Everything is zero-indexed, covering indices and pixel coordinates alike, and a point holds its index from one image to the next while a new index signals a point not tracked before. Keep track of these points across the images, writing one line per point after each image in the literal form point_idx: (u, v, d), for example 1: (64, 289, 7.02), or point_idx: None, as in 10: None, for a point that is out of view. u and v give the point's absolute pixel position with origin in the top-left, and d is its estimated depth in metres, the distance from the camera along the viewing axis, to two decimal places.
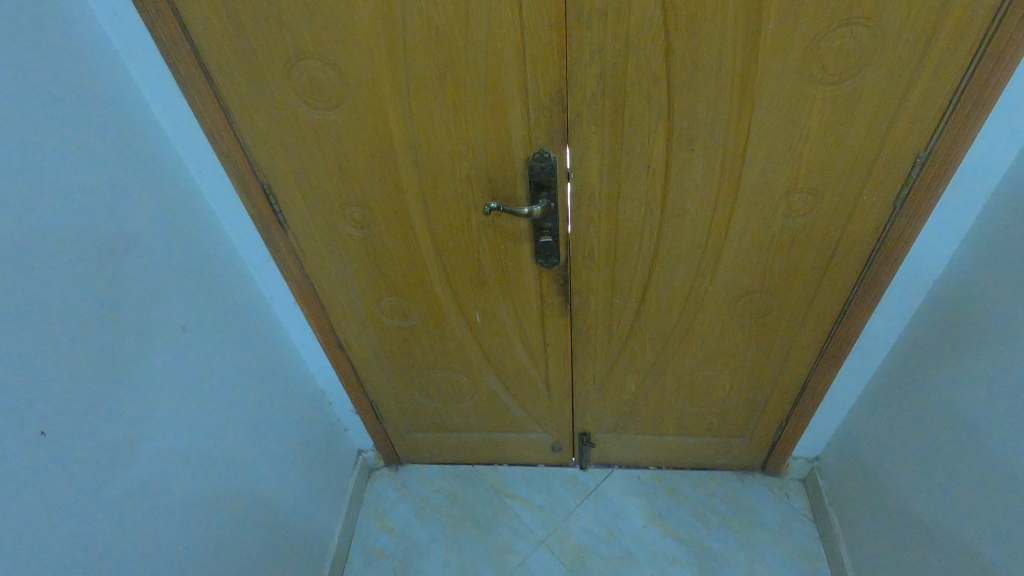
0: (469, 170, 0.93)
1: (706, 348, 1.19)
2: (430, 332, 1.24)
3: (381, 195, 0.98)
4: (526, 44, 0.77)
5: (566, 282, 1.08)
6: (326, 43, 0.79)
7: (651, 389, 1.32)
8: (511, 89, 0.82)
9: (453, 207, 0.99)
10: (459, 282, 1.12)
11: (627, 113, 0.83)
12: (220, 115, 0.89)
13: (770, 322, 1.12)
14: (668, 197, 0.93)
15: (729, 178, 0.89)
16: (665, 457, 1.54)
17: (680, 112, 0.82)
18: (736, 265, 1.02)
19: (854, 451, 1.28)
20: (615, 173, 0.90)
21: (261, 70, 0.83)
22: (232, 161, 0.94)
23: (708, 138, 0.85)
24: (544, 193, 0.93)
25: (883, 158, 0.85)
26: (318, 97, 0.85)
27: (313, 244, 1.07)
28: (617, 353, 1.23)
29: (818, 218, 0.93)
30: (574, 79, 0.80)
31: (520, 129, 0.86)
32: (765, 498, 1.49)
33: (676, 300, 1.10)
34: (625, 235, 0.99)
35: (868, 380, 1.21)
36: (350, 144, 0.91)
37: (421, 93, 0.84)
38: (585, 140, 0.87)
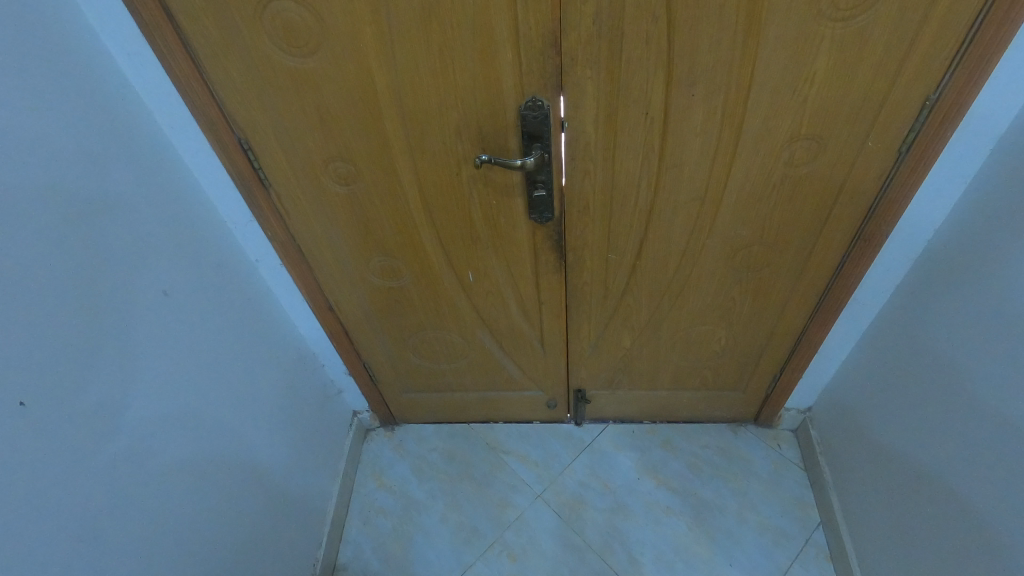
0: (458, 121, 0.88)
1: (702, 303, 1.18)
2: (422, 292, 1.21)
3: (367, 149, 0.93)
4: None
5: (560, 238, 1.06)
6: None
7: (646, 345, 1.31)
8: (501, 30, 0.76)
9: (442, 161, 0.95)
10: (450, 240, 1.08)
11: (624, 56, 0.78)
12: (188, 64, 0.82)
13: (768, 275, 1.10)
14: (666, 147, 0.89)
15: (730, 125, 0.85)
16: (659, 411, 1.55)
17: (681, 54, 0.77)
18: (735, 217, 0.99)
19: (847, 402, 1.29)
20: (611, 122, 0.86)
21: (229, 11, 0.76)
22: (205, 115, 0.88)
23: (709, 82, 0.80)
24: (538, 144, 0.89)
25: (891, 102, 0.81)
26: (294, 43, 0.79)
27: (296, 203, 1.03)
28: (612, 309, 1.22)
29: (821, 167, 0.90)
30: (568, 20, 0.75)
31: (511, 76, 0.81)
32: (757, 448, 1.52)
33: (673, 254, 1.08)
34: (621, 188, 0.96)
35: (862, 331, 1.21)
36: (331, 95, 0.86)
37: (405, 37, 0.78)
38: (581, 87, 0.82)
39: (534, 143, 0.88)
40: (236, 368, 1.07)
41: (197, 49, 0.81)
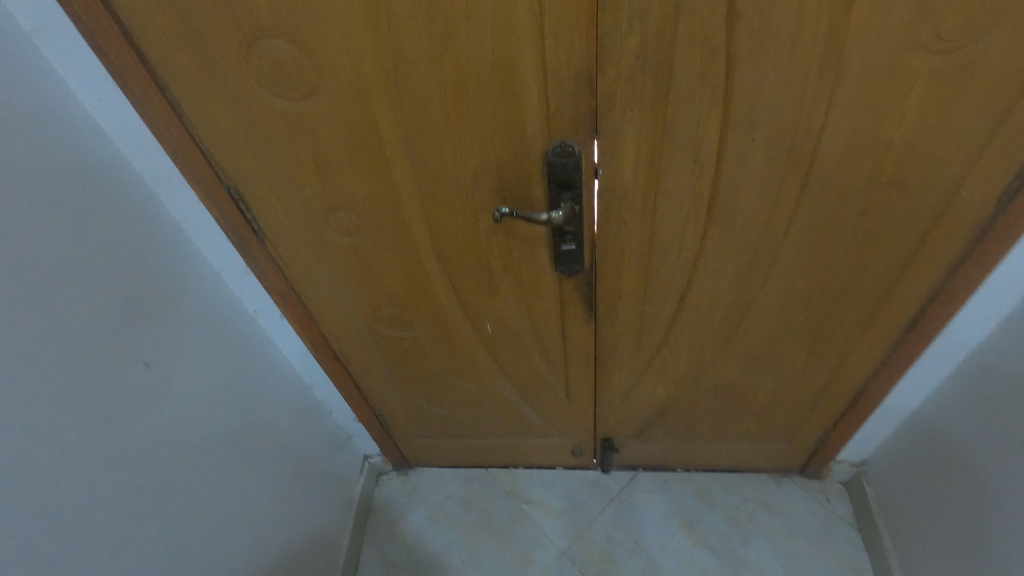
0: (475, 168, 0.76)
1: (749, 356, 1.05)
2: (436, 342, 1.10)
3: (372, 197, 0.82)
4: (545, 10, 0.59)
5: (590, 290, 0.93)
6: (289, 16, 0.62)
7: (684, 396, 1.18)
8: (526, 68, 0.64)
9: (456, 211, 0.83)
10: (467, 291, 0.97)
11: (672, 96, 0.65)
12: (165, 107, 0.72)
13: (828, 328, 0.96)
14: (717, 194, 0.76)
15: (795, 170, 0.72)
16: (695, 460, 1.42)
17: (742, 92, 0.65)
18: (794, 269, 0.86)
19: (914, 463, 1.15)
20: (653, 168, 0.74)
21: (209, 50, 0.66)
22: (188, 163, 0.78)
23: (773, 124, 0.67)
24: (567, 194, 0.77)
25: (997, 145, 0.67)
26: (285, 86, 0.68)
27: (295, 254, 0.92)
28: (647, 360, 1.09)
29: (901, 216, 0.76)
30: (606, 55, 0.62)
31: (537, 118, 0.69)
32: (804, 503, 1.38)
33: (719, 306, 0.95)
34: (662, 238, 0.83)
35: (933, 387, 1.07)
36: (331, 142, 0.75)
37: (413, 77, 0.66)
38: (619, 129, 0.70)
39: (564, 193, 0.76)
40: (235, 433, 0.96)
41: (175, 91, 0.71)
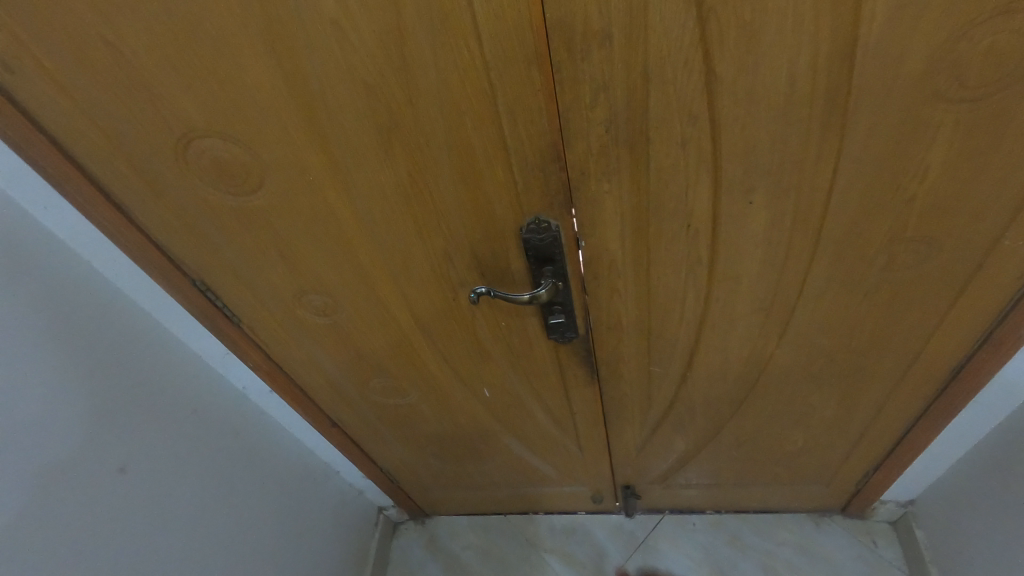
0: (446, 246, 0.70)
1: (772, 409, 0.95)
2: (433, 407, 1.04)
3: (342, 279, 0.76)
4: (496, 88, 0.52)
5: (589, 354, 0.86)
6: (219, 115, 0.57)
7: (706, 447, 1.09)
8: (483, 149, 0.58)
9: (433, 287, 0.77)
10: (457, 360, 0.91)
11: (653, 165, 0.58)
12: (112, 210, 0.68)
13: (858, 381, 0.86)
14: (717, 258, 0.68)
15: (804, 230, 0.63)
16: (725, 502, 1.32)
17: (733, 155, 0.56)
18: (813, 326, 0.77)
19: (968, 511, 1.03)
20: (642, 236, 0.66)
21: (145, 153, 0.61)
22: (147, 260, 0.74)
23: (774, 185, 0.59)
24: (549, 267, 0.69)
25: None
26: (230, 182, 0.63)
27: (274, 335, 0.87)
28: (660, 415, 1.01)
29: (932, 269, 0.66)
30: (571, 129, 0.55)
31: (505, 196, 0.62)
32: (846, 546, 1.27)
33: (733, 364, 0.86)
34: (661, 302, 0.75)
35: (986, 431, 0.95)
36: (289, 232, 0.69)
37: (363, 165, 0.60)
38: (598, 201, 0.62)
39: (546, 267, 0.69)
40: (230, 517, 0.95)
41: (120, 193, 0.67)
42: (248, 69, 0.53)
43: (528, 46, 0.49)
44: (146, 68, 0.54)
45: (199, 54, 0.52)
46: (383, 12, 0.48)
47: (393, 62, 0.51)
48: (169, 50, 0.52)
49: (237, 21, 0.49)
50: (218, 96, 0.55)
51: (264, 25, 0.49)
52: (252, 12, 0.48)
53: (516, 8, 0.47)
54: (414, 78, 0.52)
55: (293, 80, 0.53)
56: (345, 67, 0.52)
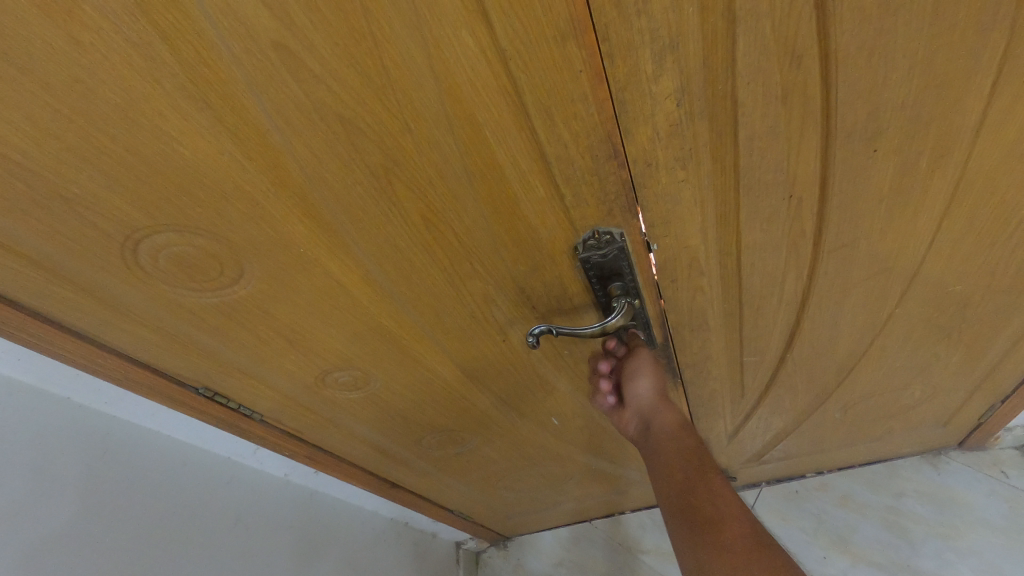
0: (484, 288, 0.56)
1: (887, 368, 0.81)
2: (498, 447, 0.91)
3: (367, 348, 0.62)
4: (521, 83, 0.38)
5: (670, 362, 0.72)
6: (164, 204, 0.42)
7: (808, 421, 0.95)
8: (515, 164, 0.43)
9: (477, 333, 0.62)
10: (517, 398, 0.77)
11: (743, 135, 0.43)
12: (76, 342, 0.54)
13: (992, 320, 0.72)
14: (826, 227, 0.53)
15: (941, 167, 0.48)
16: (827, 463, 1.14)
17: (853, 98, 0.41)
18: (944, 275, 0.62)
19: None
20: (729, 222, 0.51)
21: (88, 271, 0.47)
22: (134, 382, 0.60)
23: (905, 122, 0.44)
24: (617, 283, 0.55)
25: None
26: (203, 277, 0.49)
27: (304, 420, 0.75)
28: (754, 401, 0.87)
29: None
30: (631, 113, 0.40)
31: (552, 215, 0.48)
32: (974, 484, 1.09)
33: (843, 334, 0.71)
34: (754, 290, 0.61)
35: None
36: (292, 315, 0.56)
37: (364, 221, 0.46)
38: (671, 194, 0.47)
39: (613, 286, 0.55)
40: None
41: (76, 321, 0.52)
42: (186, 141, 0.38)
43: (559, 14, 0.34)
44: (49, 171, 0.39)
45: (113, 135, 0.37)
46: (348, 17, 0.33)
47: (376, 83, 0.36)
48: (72, 141, 0.37)
49: (150, 80, 0.34)
50: (156, 182, 0.40)
51: (191, 78, 0.34)
52: (167, 62, 0.34)
53: None
54: (409, 97, 0.37)
55: (248, 140, 0.39)
56: (312, 106, 0.37)
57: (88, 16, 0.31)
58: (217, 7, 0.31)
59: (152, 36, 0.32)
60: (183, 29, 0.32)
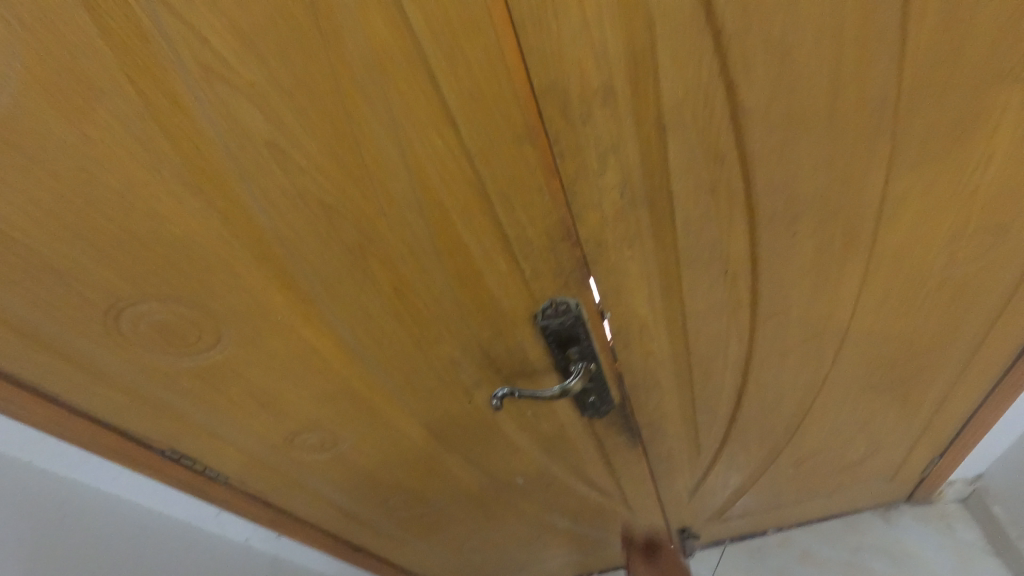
0: (451, 352, 0.59)
1: (831, 424, 0.86)
2: (464, 507, 0.91)
3: (337, 410, 0.64)
4: (484, 175, 0.43)
5: (629, 422, 0.75)
6: (152, 275, 0.45)
7: (763, 476, 0.99)
8: (479, 243, 0.48)
9: (444, 394, 0.65)
10: (483, 457, 0.79)
11: (680, 218, 0.49)
12: (47, 406, 0.55)
13: (918, 380, 0.78)
14: (760, 297, 0.59)
15: (855, 247, 0.55)
16: (786, 518, 1.18)
17: (771, 190, 0.48)
18: (869, 339, 0.69)
19: None
20: (673, 292, 0.57)
21: (69, 337, 0.49)
22: (101, 445, 0.61)
23: (817, 210, 0.51)
24: (574, 348, 0.59)
25: None
26: (182, 341, 0.52)
27: (270, 482, 0.75)
28: (711, 457, 0.91)
29: (995, 259, 0.59)
30: (581, 201, 0.46)
31: (513, 286, 0.52)
32: (925, 538, 1.13)
33: (786, 393, 0.77)
34: (701, 353, 0.66)
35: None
36: (265, 379, 0.58)
37: (339, 292, 0.50)
38: (620, 268, 0.53)
39: (571, 351, 0.59)
40: None
41: (48, 385, 0.53)
42: (178, 221, 0.42)
43: (516, 121, 0.40)
44: (44, 246, 0.42)
45: (109, 216, 0.41)
46: (333, 122, 0.38)
47: (356, 175, 0.41)
48: (70, 221, 0.40)
49: (150, 171, 0.38)
50: (146, 257, 0.44)
51: (189, 168, 0.39)
52: (167, 155, 0.38)
53: (495, 82, 0.37)
54: (384, 186, 0.42)
55: (237, 221, 0.43)
56: (296, 190, 0.41)
57: (102, 119, 0.35)
58: (218, 113, 0.36)
59: (157, 135, 0.37)
60: (186, 129, 0.37)
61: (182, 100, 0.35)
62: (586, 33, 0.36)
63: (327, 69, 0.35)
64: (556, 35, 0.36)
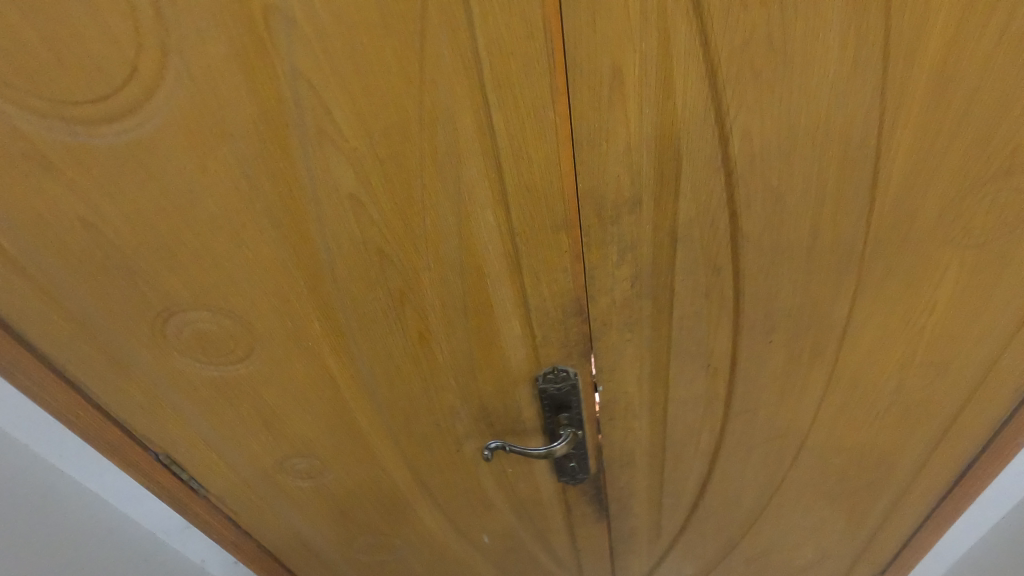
0: (453, 401, 0.64)
1: (784, 526, 0.91)
2: (425, 561, 0.92)
3: (333, 440, 0.68)
4: (521, 251, 0.50)
5: (600, 494, 0.80)
6: (211, 288, 0.51)
7: (715, 571, 1.02)
8: (503, 306, 0.54)
9: (436, 441, 0.69)
10: (456, 510, 0.82)
11: (677, 313, 0.57)
12: (68, 392, 0.58)
13: (866, 495, 0.84)
14: (735, 393, 0.66)
15: (820, 361, 0.63)
16: None
17: (755, 301, 0.56)
18: (825, 447, 0.76)
19: None
20: (660, 377, 0.64)
21: (115, 330, 0.53)
22: (101, 440, 0.63)
23: (792, 325, 0.59)
24: (565, 414, 0.65)
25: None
26: (215, 352, 0.56)
27: (246, 504, 0.76)
28: (669, 543, 0.94)
29: (937, 391, 0.67)
30: (597, 285, 0.54)
31: (523, 349, 0.59)
32: None
33: (747, 488, 0.82)
34: (676, 437, 0.72)
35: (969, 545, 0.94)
36: (277, 399, 0.62)
37: (370, 330, 0.55)
38: (618, 348, 0.60)
39: (562, 416, 0.65)
40: None
41: (77, 373, 0.57)
42: (251, 246, 0.48)
43: (557, 212, 0.48)
44: (129, 247, 0.47)
45: (196, 232, 0.47)
46: (409, 187, 0.45)
47: (415, 232, 0.48)
48: (161, 230, 0.46)
49: (245, 201, 0.45)
50: (213, 271, 0.49)
51: (279, 204, 0.45)
52: (264, 191, 0.45)
53: (548, 179, 0.46)
54: (436, 246, 0.49)
55: (302, 254, 0.49)
56: (360, 238, 0.48)
57: (222, 153, 0.42)
58: (319, 164, 0.43)
59: (262, 174, 0.44)
60: (288, 173, 0.44)
61: (293, 150, 0.43)
62: (626, 154, 0.45)
63: (417, 147, 0.43)
64: (602, 152, 0.45)
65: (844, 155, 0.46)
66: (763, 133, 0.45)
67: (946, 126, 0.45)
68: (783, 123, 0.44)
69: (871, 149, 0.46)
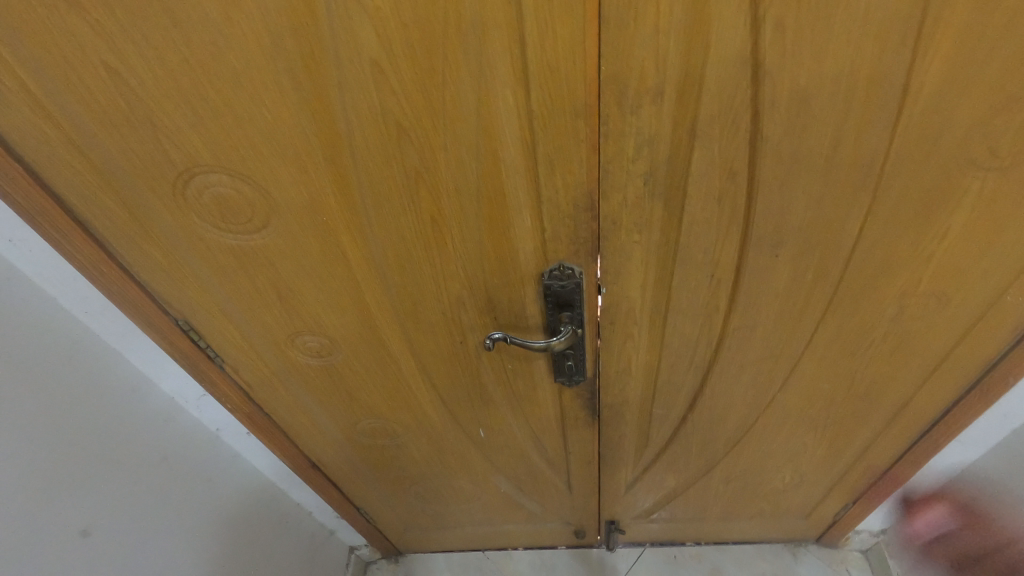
0: (460, 291, 0.66)
1: (765, 447, 0.95)
2: (424, 450, 0.98)
3: (342, 321, 0.71)
4: (538, 136, 0.50)
5: (593, 398, 0.84)
6: (232, 151, 0.52)
7: (694, 485, 1.08)
8: (516, 195, 0.55)
9: (441, 330, 0.72)
10: (456, 401, 0.86)
11: (686, 217, 0.57)
12: (92, 247, 0.60)
13: (849, 423, 0.87)
14: (735, 306, 0.67)
15: (822, 282, 0.64)
16: (705, 535, 1.27)
17: (766, 213, 0.56)
18: (816, 371, 0.78)
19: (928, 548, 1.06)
20: (663, 284, 0.65)
21: (139, 188, 0.55)
22: (125, 299, 0.66)
23: (801, 239, 0.59)
24: (567, 313, 0.66)
25: None
26: (233, 219, 0.58)
27: (259, 376, 0.81)
28: (654, 454, 0.99)
29: (935, 322, 0.68)
30: (610, 180, 0.54)
31: (532, 242, 0.60)
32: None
33: (735, 407, 0.86)
34: (672, 348, 0.74)
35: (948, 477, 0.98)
36: (291, 273, 0.64)
37: (385, 209, 0.57)
38: (625, 250, 0.61)
39: (564, 314, 0.66)
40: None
41: (101, 229, 0.60)
42: (271, 109, 0.48)
43: (578, 97, 0.47)
44: (152, 101, 0.48)
45: (218, 89, 0.47)
46: (430, 58, 0.45)
47: (434, 107, 0.48)
48: (183, 84, 0.47)
49: (266, 58, 0.45)
50: (233, 134, 0.50)
51: (300, 65, 0.45)
52: (286, 50, 0.45)
53: (572, 60, 0.45)
54: (454, 124, 0.49)
55: (322, 122, 0.49)
56: (379, 108, 0.48)
57: (246, 4, 0.42)
58: (341, 25, 0.43)
59: (285, 31, 0.43)
60: (310, 32, 0.44)
61: (317, 6, 0.42)
62: (653, 39, 0.44)
63: (441, 14, 0.42)
64: (630, 34, 0.44)
65: (879, 58, 0.45)
66: (797, 25, 0.43)
67: (991, 32, 0.43)
68: (821, 17, 0.43)
69: (908, 51, 0.45)
